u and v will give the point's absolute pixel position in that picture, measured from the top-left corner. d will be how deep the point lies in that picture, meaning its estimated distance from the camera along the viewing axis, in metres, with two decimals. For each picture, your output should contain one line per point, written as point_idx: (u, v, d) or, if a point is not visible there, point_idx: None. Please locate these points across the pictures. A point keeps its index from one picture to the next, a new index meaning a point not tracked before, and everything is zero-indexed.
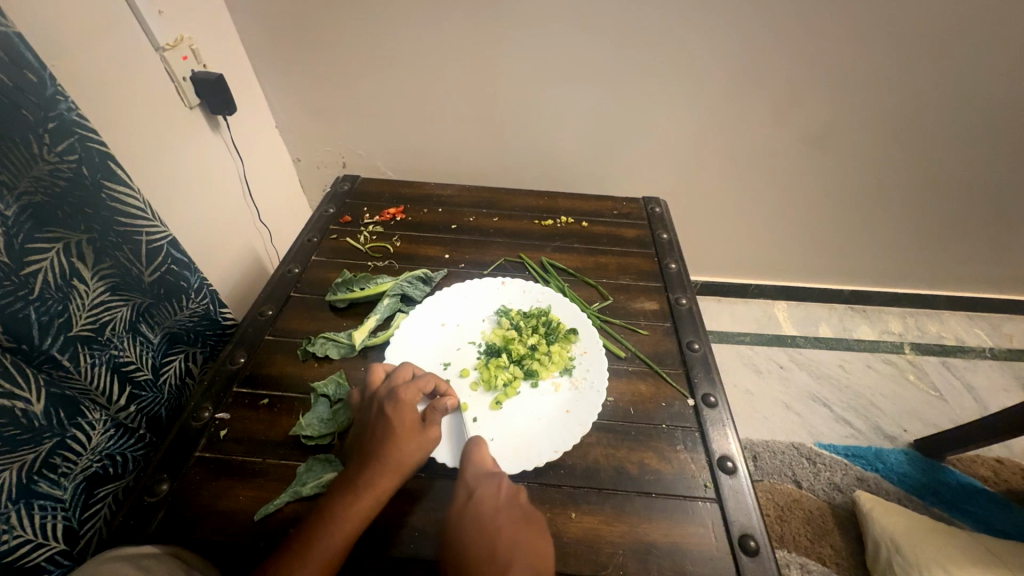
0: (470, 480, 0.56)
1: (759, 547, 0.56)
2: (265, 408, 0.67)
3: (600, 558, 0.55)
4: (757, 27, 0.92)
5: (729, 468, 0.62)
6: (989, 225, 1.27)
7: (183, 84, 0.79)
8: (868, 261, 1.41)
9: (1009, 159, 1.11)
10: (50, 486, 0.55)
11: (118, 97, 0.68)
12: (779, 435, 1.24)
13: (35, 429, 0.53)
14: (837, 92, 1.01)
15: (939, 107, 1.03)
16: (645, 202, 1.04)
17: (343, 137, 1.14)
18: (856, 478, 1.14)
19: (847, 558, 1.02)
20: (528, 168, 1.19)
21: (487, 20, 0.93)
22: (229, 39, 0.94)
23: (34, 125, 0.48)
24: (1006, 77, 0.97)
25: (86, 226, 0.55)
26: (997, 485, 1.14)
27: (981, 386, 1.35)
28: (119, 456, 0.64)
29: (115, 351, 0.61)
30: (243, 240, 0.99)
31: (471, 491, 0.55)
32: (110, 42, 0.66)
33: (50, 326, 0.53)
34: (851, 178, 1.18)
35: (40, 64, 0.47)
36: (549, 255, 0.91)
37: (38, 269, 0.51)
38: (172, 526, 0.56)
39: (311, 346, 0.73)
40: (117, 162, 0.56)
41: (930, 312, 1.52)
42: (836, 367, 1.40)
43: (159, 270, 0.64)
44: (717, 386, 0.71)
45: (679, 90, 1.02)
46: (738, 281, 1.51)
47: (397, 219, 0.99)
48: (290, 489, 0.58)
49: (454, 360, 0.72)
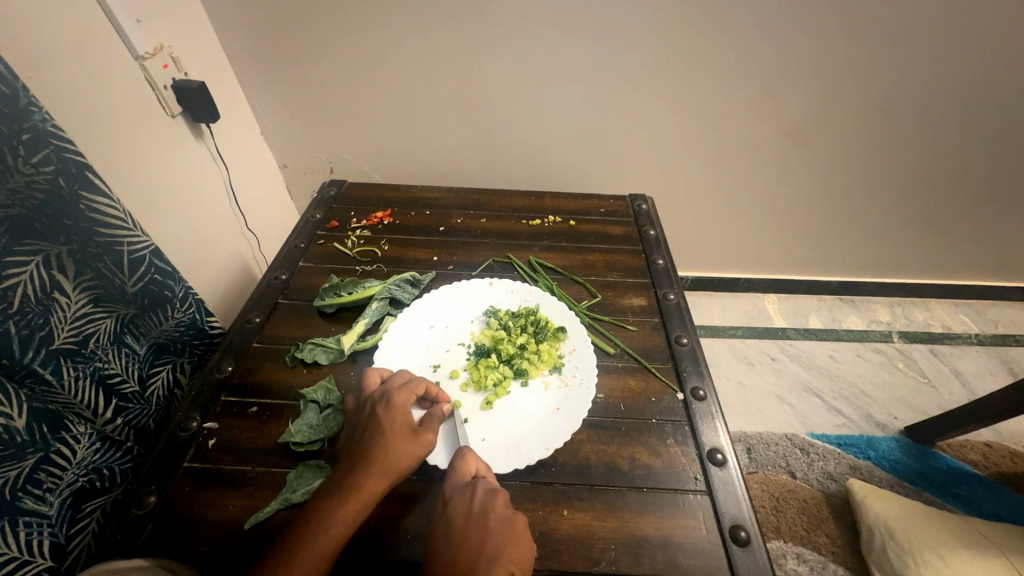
0: (448, 490, 0.56)
1: (750, 538, 0.56)
2: (255, 415, 0.66)
3: (593, 554, 0.55)
4: (737, 21, 0.93)
5: (719, 460, 0.62)
6: (972, 213, 1.29)
7: (164, 92, 0.78)
8: (855, 251, 1.42)
9: (989, 147, 1.13)
10: (36, 502, 0.55)
11: (98, 107, 0.67)
12: (773, 427, 1.25)
13: (17, 445, 0.52)
14: (818, 85, 1.03)
15: (918, 97, 1.04)
16: (632, 199, 1.05)
17: (330, 142, 1.14)
18: (849, 467, 1.16)
19: (842, 546, 1.02)
20: (515, 169, 1.19)
21: (470, 22, 0.93)
22: (211, 48, 0.94)
23: (8, 136, 0.47)
24: (984, 65, 0.99)
25: (65, 238, 0.54)
26: (987, 469, 1.16)
27: (969, 371, 1.37)
28: (106, 469, 0.63)
29: (100, 363, 0.60)
30: (230, 247, 0.98)
31: (446, 502, 0.55)
32: (88, 52, 0.65)
33: (31, 340, 0.52)
34: (836, 170, 1.19)
35: (11, 76, 0.47)
36: (537, 255, 0.91)
37: (17, 283, 0.50)
38: (162, 538, 0.56)
39: (299, 352, 0.73)
40: (94, 172, 0.56)
41: (917, 300, 1.54)
42: (827, 357, 1.41)
43: (142, 280, 0.63)
44: (707, 379, 0.71)
45: (663, 87, 1.03)
46: (728, 275, 1.52)
47: (384, 223, 0.98)
48: (281, 497, 0.58)
49: (444, 362, 0.72)
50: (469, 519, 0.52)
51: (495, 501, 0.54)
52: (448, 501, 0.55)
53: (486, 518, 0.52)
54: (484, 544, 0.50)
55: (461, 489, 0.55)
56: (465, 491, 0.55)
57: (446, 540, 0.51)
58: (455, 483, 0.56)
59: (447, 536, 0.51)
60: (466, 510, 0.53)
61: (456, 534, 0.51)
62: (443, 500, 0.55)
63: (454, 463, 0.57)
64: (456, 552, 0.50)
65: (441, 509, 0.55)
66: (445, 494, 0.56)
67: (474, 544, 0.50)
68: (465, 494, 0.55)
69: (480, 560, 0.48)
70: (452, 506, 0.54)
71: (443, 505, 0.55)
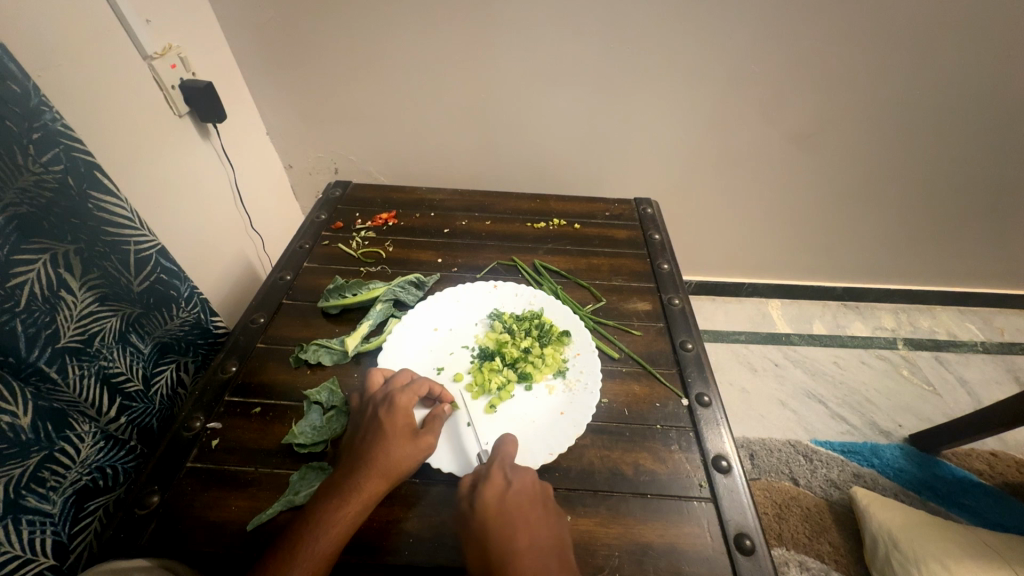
0: (508, 468, 0.56)
1: (755, 546, 0.56)
2: (258, 416, 0.66)
3: (597, 560, 0.55)
4: (745, 26, 0.93)
5: (723, 467, 0.62)
6: (978, 221, 1.28)
7: (171, 92, 0.79)
8: (860, 257, 1.41)
9: (996, 155, 1.13)
10: (39, 500, 0.55)
11: (106, 106, 0.67)
12: (776, 433, 1.24)
13: (22, 443, 0.52)
14: (826, 91, 1.02)
15: (926, 104, 1.04)
16: (637, 203, 1.05)
17: (335, 143, 1.14)
18: (853, 474, 1.15)
19: (846, 555, 1.02)
20: (520, 171, 1.19)
21: (476, 24, 0.93)
22: (219, 49, 0.94)
23: (18, 135, 0.47)
24: (993, 72, 0.98)
25: (72, 236, 0.55)
26: (993, 478, 1.15)
27: (974, 379, 1.36)
28: (109, 468, 0.63)
29: (105, 361, 0.61)
30: (235, 247, 0.99)
31: (508, 478, 0.55)
32: (98, 51, 0.66)
33: (37, 338, 0.52)
34: (842, 176, 1.19)
35: (23, 75, 0.47)
36: (542, 258, 0.91)
37: (25, 281, 0.50)
38: (164, 539, 0.55)
39: (304, 353, 0.72)
40: (103, 172, 0.56)
41: (922, 307, 1.53)
42: (831, 364, 1.40)
43: (148, 279, 0.63)
44: (711, 385, 0.71)
45: (669, 91, 1.02)
46: (732, 280, 1.52)
47: (389, 224, 0.98)
48: (283, 498, 0.57)
49: (448, 364, 0.72)
50: (536, 500, 0.55)
51: (550, 489, 0.57)
52: (512, 478, 0.55)
53: (548, 504, 0.55)
54: (552, 527, 0.53)
55: (521, 471, 0.57)
56: (527, 471, 0.57)
57: (520, 516, 0.52)
58: (512, 462, 0.57)
59: (520, 513, 0.53)
60: (530, 492, 0.55)
61: (529, 512, 0.53)
62: (504, 475, 0.56)
63: (509, 445, 0.59)
64: (531, 529, 0.52)
65: (505, 483, 0.55)
66: (505, 470, 0.56)
67: (545, 525, 0.53)
68: (528, 474, 0.56)
69: (552, 540, 0.52)
70: (518, 484, 0.55)
71: (506, 480, 0.55)
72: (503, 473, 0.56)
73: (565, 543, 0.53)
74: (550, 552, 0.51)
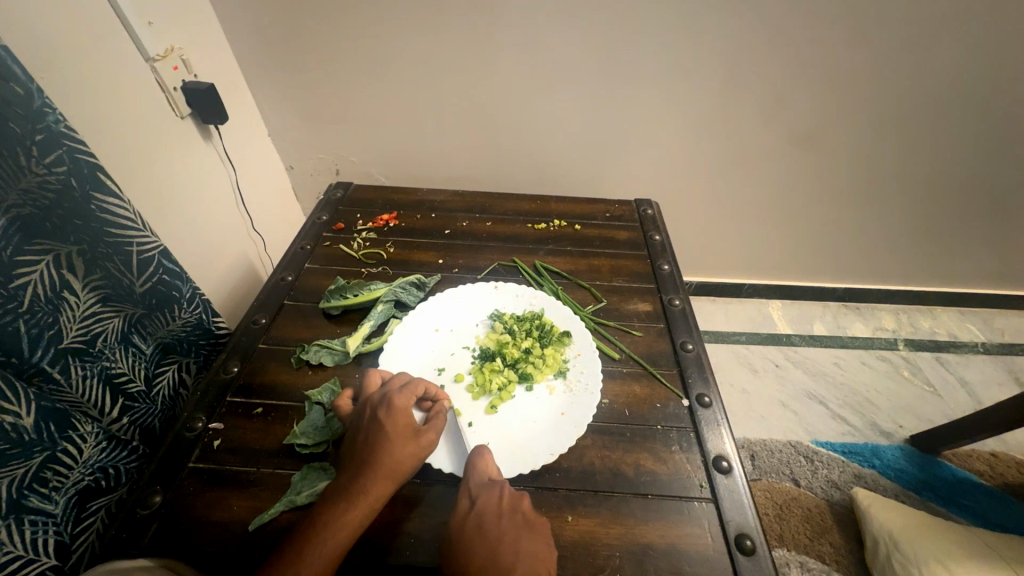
0: (474, 488, 0.56)
1: (755, 546, 0.56)
2: (260, 416, 0.66)
3: (597, 560, 0.55)
4: (745, 28, 0.93)
5: (724, 467, 0.62)
6: (978, 222, 1.29)
7: (174, 93, 0.79)
8: (861, 258, 1.41)
9: (996, 156, 1.13)
10: (42, 500, 0.55)
11: (110, 108, 0.68)
12: (777, 434, 1.24)
13: (25, 443, 0.52)
14: (826, 92, 1.03)
15: (925, 105, 1.04)
16: (637, 204, 1.05)
17: (337, 144, 1.14)
18: (854, 476, 1.15)
19: (846, 556, 1.02)
20: (521, 173, 1.20)
21: (477, 25, 0.93)
22: (222, 52, 0.95)
23: (22, 137, 0.48)
24: (994, 72, 0.98)
25: (76, 238, 0.55)
26: (993, 479, 1.15)
27: (975, 380, 1.36)
28: (112, 468, 0.64)
29: (107, 362, 0.61)
30: (236, 247, 0.99)
31: (473, 499, 0.55)
32: (102, 54, 0.66)
33: (40, 339, 0.53)
34: (843, 177, 1.19)
35: (27, 77, 0.47)
36: (542, 259, 0.91)
37: (27, 282, 0.51)
38: (166, 538, 0.56)
39: (305, 354, 0.73)
40: (106, 173, 0.56)
41: (922, 308, 1.53)
42: (831, 365, 1.40)
43: (150, 280, 0.63)
44: (712, 386, 0.71)
45: (669, 92, 1.03)
46: (733, 281, 1.52)
47: (390, 225, 0.99)
48: (284, 499, 0.58)
49: (449, 365, 0.72)
50: (502, 517, 0.54)
51: (522, 503, 0.55)
52: (476, 497, 0.55)
53: (520, 519, 0.54)
54: (520, 543, 0.52)
55: (488, 489, 0.56)
56: (493, 489, 0.56)
57: (479, 534, 0.52)
58: (480, 479, 0.57)
59: (479, 535, 0.52)
60: (495, 509, 0.54)
61: (492, 531, 0.52)
62: (469, 497, 0.56)
63: (478, 461, 0.59)
64: (492, 546, 0.51)
65: (470, 505, 0.55)
66: (471, 490, 0.56)
67: (512, 541, 0.52)
68: (493, 492, 0.56)
69: (518, 554, 0.51)
70: (482, 503, 0.55)
71: (470, 501, 0.55)
72: (469, 494, 0.56)
73: (538, 558, 0.51)
74: (513, 569, 0.49)
